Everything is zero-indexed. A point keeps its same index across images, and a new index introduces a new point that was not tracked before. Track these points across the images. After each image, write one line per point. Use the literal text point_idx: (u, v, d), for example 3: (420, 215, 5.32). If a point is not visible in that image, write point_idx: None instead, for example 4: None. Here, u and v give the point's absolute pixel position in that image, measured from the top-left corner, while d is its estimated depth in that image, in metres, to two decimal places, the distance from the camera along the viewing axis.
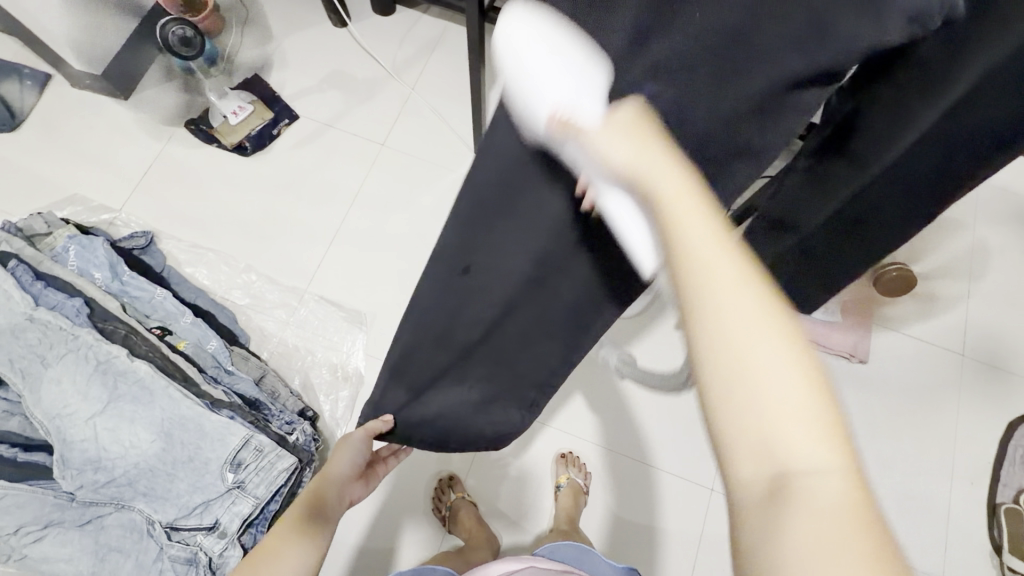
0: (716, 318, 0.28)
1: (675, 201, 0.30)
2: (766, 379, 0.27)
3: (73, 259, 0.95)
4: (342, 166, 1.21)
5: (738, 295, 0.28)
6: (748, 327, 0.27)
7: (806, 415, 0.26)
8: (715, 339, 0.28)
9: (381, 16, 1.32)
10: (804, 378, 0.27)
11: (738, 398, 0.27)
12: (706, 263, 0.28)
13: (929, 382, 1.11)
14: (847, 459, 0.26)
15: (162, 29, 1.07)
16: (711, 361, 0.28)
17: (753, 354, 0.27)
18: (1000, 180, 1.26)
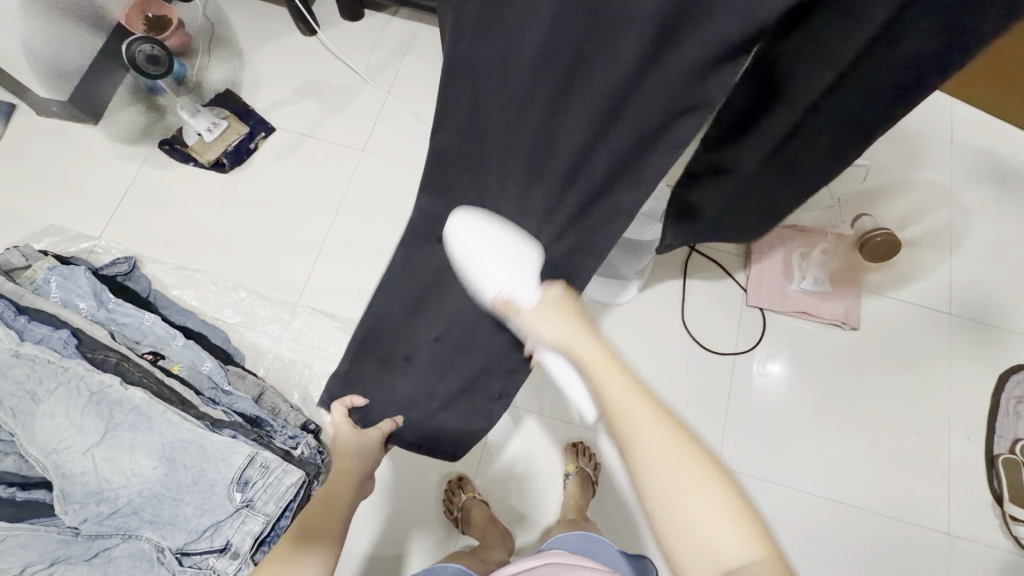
0: (652, 460, 0.42)
1: (602, 365, 0.47)
2: (690, 495, 0.41)
3: (56, 291, 0.93)
4: (324, 176, 1.20)
5: (659, 442, 0.42)
6: (665, 447, 0.42)
7: (718, 509, 0.41)
8: (647, 482, 0.42)
9: (351, 22, 1.31)
10: (708, 477, 0.42)
11: (667, 481, 0.41)
12: (631, 419, 0.43)
13: (920, 343, 1.13)
14: (754, 538, 0.40)
15: (129, 47, 1.04)
16: (658, 495, 0.42)
17: (677, 480, 0.41)
18: (973, 140, 1.28)
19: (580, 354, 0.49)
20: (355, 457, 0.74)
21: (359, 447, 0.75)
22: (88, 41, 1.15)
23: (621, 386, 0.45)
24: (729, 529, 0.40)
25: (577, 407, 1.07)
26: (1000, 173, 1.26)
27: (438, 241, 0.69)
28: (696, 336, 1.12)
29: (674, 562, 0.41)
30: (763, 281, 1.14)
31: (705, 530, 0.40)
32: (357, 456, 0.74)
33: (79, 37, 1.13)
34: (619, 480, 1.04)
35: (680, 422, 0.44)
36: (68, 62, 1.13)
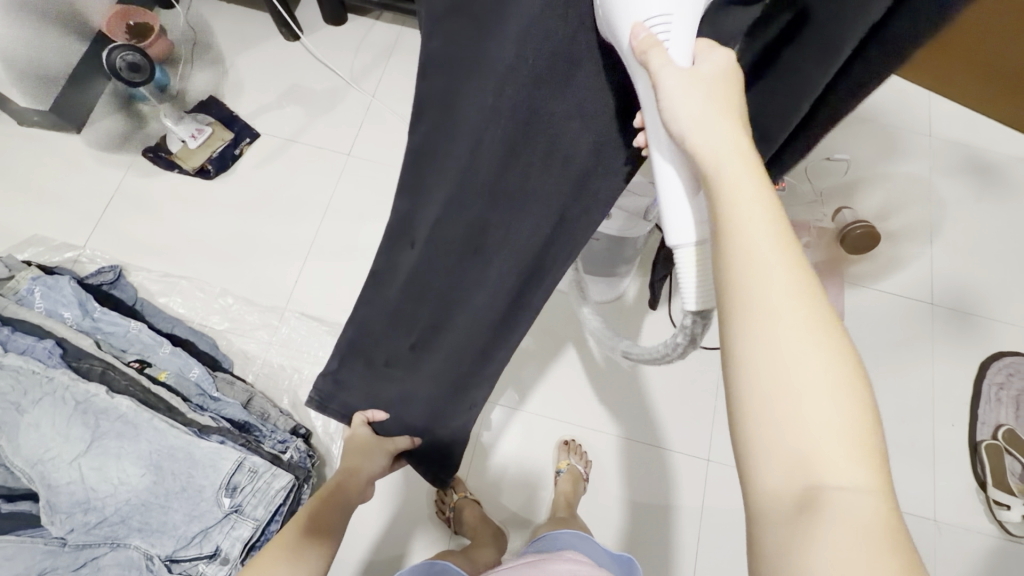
0: (785, 327, 0.29)
1: (728, 165, 0.31)
2: (804, 381, 0.28)
3: (39, 301, 0.93)
4: (311, 180, 1.20)
5: (780, 292, 0.29)
6: (802, 323, 0.29)
7: (843, 423, 0.28)
8: (757, 365, 0.29)
9: (334, 26, 1.31)
10: (841, 376, 0.28)
11: (779, 381, 0.28)
12: (743, 240, 0.30)
13: (903, 333, 1.15)
14: (880, 480, 0.28)
15: (108, 55, 1.04)
16: (753, 375, 0.29)
17: (790, 359, 0.28)
18: (951, 133, 1.31)
19: (706, 144, 0.32)
20: (361, 462, 0.79)
21: (370, 454, 0.78)
22: (73, 49, 1.14)
23: (744, 174, 0.31)
24: (850, 456, 0.27)
25: (567, 405, 1.08)
26: (978, 165, 1.28)
27: (383, 278, 0.63)
28: None
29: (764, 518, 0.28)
30: None
31: (813, 442, 0.27)
32: (364, 461, 0.78)
33: (66, 44, 1.12)
34: (610, 476, 1.05)
35: (826, 303, 0.30)
36: (55, 69, 1.12)
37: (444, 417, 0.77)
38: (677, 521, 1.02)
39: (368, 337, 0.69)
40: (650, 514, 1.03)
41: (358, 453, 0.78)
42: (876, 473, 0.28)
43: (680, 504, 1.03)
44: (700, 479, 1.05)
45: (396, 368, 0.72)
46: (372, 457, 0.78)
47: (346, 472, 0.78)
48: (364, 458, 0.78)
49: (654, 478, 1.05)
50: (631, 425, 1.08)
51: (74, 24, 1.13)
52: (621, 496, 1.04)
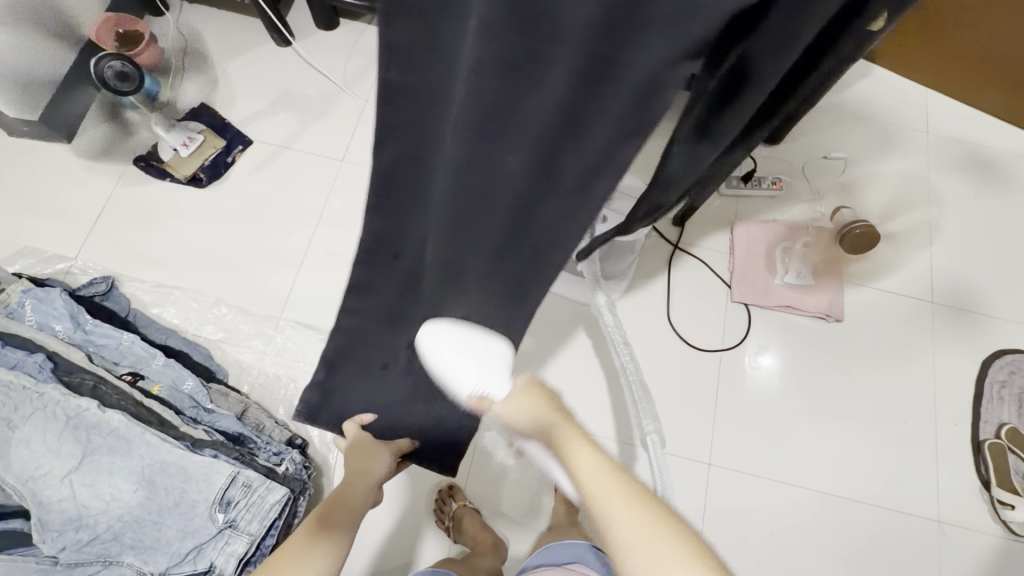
0: (604, 506, 0.48)
1: (580, 454, 0.52)
2: (629, 523, 0.46)
3: (30, 314, 0.92)
4: (304, 187, 1.19)
5: (608, 487, 0.48)
6: (620, 499, 0.47)
7: (660, 539, 0.45)
8: (616, 536, 0.46)
9: (326, 31, 1.30)
10: (641, 509, 0.47)
11: (623, 526, 0.46)
12: (576, 471, 0.51)
13: (904, 332, 1.14)
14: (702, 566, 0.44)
15: (97, 64, 1.03)
16: (614, 534, 0.46)
17: (629, 528, 0.46)
18: (948, 130, 1.30)
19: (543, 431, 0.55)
20: (367, 466, 0.78)
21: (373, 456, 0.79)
22: (65, 59, 1.13)
23: (594, 465, 0.50)
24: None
25: None
26: (976, 161, 1.28)
27: (394, 255, 0.65)
28: (682, 334, 1.12)
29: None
30: (746, 276, 1.14)
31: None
32: (370, 464, 0.78)
33: (58, 55, 1.12)
34: None
35: (635, 481, 0.50)
36: (48, 80, 1.11)
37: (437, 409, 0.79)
38: None
39: (359, 323, 0.77)
40: None
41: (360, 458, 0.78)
42: (709, 569, 0.44)
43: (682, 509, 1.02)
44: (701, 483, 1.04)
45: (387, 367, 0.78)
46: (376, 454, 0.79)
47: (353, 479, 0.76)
48: (369, 462, 0.78)
49: None
50: (631, 430, 1.07)
51: (65, 34, 1.12)
52: None
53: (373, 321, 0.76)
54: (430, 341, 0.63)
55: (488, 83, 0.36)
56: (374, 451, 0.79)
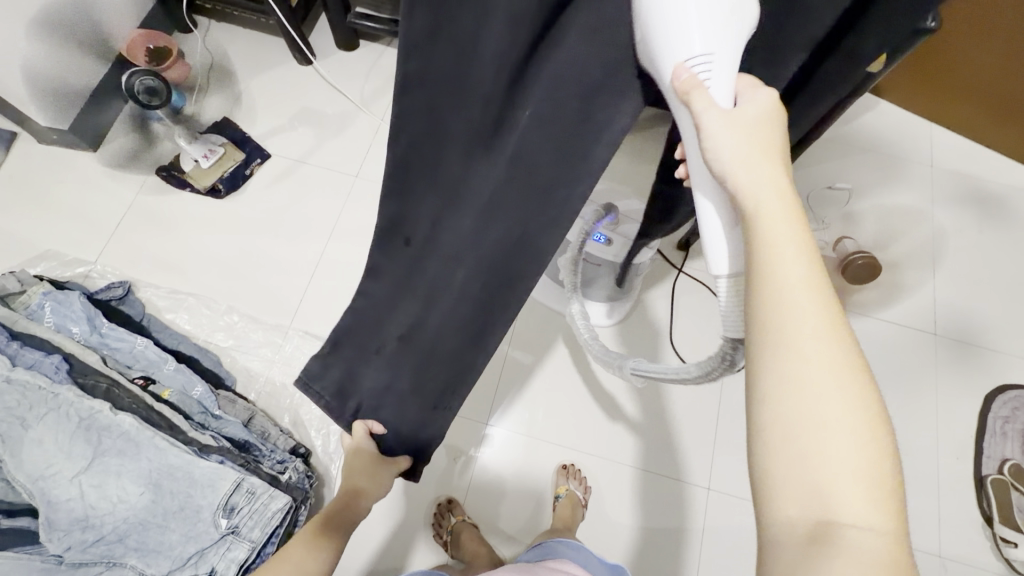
0: (805, 355, 0.32)
1: (780, 245, 0.33)
2: (827, 435, 0.31)
3: (49, 315, 0.95)
4: (318, 200, 1.22)
5: (818, 355, 0.32)
6: (838, 381, 0.32)
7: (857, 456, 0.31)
8: (779, 414, 0.32)
9: (346, 52, 1.35)
10: (860, 435, 0.31)
11: (808, 401, 0.31)
12: (783, 289, 0.32)
13: (906, 363, 1.15)
14: (894, 522, 0.30)
15: (129, 78, 1.08)
16: (781, 423, 0.32)
17: (817, 423, 0.31)
18: (952, 164, 1.32)
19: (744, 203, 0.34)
20: (368, 478, 0.81)
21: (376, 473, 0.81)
22: (96, 70, 1.18)
23: (804, 267, 0.33)
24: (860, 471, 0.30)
25: (568, 428, 1.08)
26: (979, 196, 1.29)
27: (406, 239, 0.59)
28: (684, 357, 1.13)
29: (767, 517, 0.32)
30: None
31: (831, 480, 0.30)
32: (369, 478, 0.82)
33: (90, 65, 1.16)
34: (610, 501, 1.04)
35: (853, 337, 0.33)
36: (78, 86, 1.15)
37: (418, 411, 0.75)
38: (677, 548, 1.02)
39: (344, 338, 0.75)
40: (650, 541, 1.02)
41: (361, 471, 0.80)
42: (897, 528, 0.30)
43: (680, 531, 1.02)
44: (701, 507, 1.04)
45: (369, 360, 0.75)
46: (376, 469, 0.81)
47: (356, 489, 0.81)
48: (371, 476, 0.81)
49: (654, 504, 1.04)
50: (631, 450, 1.07)
51: (101, 47, 1.17)
52: (619, 522, 1.03)
53: (358, 330, 0.74)
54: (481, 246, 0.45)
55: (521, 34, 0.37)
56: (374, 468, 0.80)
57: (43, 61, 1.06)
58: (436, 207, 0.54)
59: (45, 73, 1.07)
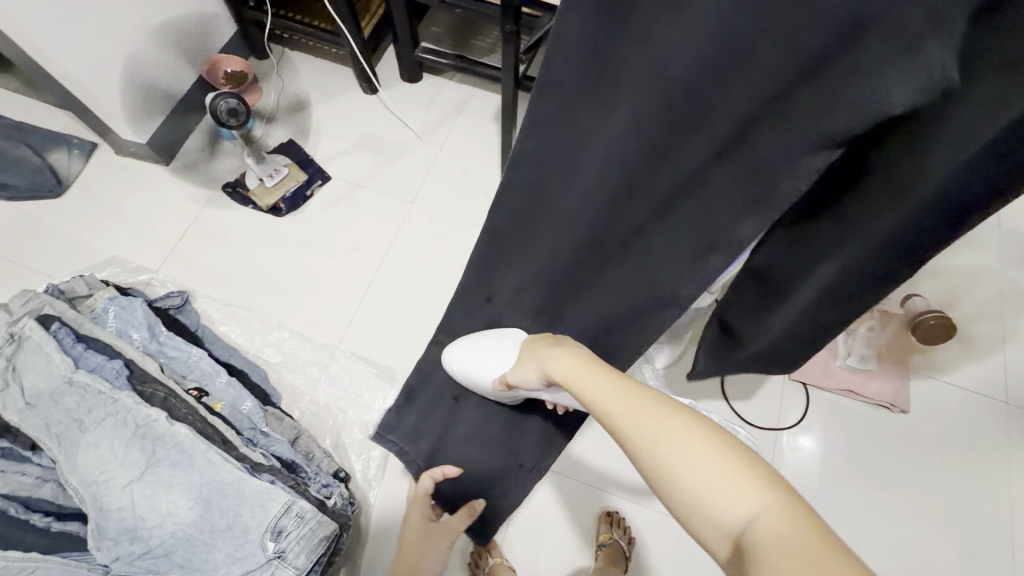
0: (622, 419, 0.47)
1: (597, 388, 0.52)
2: (679, 464, 0.42)
3: (112, 320, 0.97)
4: (373, 224, 1.24)
5: (646, 418, 0.46)
6: (654, 419, 0.45)
7: (712, 464, 0.40)
8: (648, 461, 0.44)
9: (409, 83, 1.39)
10: (698, 444, 0.42)
11: (640, 436, 0.45)
12: (600, 399, 0.51)
13: (976, 431, 1.08)
14: (770, 494, 0.38)
15: (214, 99, 1.13)
16: (656, 479, 0.43)
17: (673, 457, 0.42)
18: (1022, 226, 1.27)
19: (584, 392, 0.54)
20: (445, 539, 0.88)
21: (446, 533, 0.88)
22: (188, 74, 1.25)
23: (599, 379, 0.53)
24: (732, 490, 0.39)
25: (612, 473, 1.04)
26: None
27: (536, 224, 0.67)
28: (736, 407, 1.10)
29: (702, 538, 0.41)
30: (806, 353, 1.12)
31: (705, 490, 0.40)
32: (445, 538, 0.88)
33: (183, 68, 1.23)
34: (655, 555, 0.99)
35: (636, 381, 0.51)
36: (169, 87, 1.22)
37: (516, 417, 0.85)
38: None
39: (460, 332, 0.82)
40: None
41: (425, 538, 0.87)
42: (770, 495, 0.38)
43: None
44: None
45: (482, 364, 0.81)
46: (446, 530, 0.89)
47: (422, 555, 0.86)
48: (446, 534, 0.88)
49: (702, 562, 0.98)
50: None
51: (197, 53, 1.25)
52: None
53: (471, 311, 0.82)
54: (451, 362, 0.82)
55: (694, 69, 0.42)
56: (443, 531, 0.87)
57: (145, 56, 1.13)
58: (563, 193, 0.60)
59: (145, 68, 1.14)
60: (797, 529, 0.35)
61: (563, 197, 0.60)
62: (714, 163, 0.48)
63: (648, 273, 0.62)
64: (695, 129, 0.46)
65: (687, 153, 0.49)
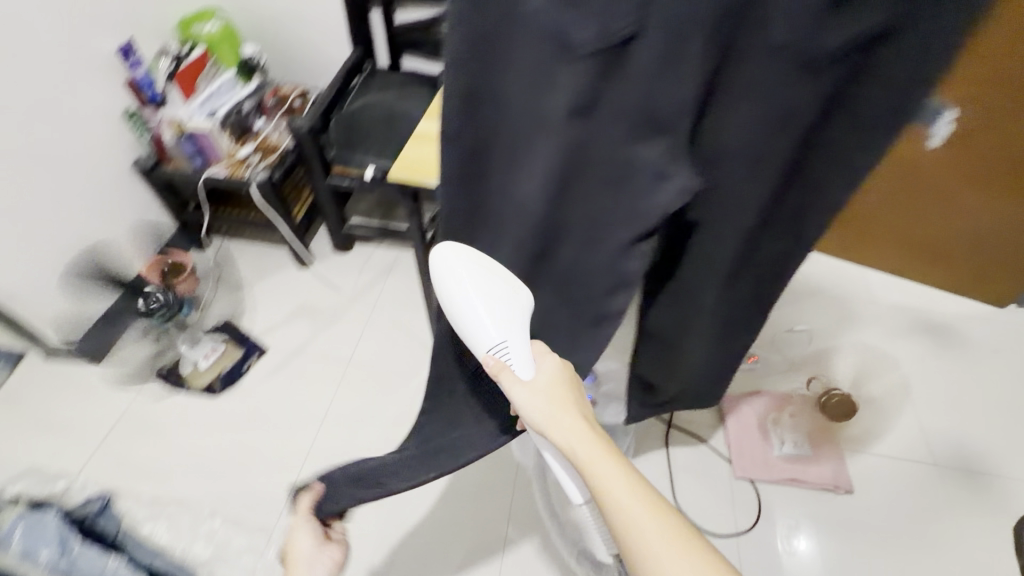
0: (603, 487, 0.49)
1: (567, 428, 0.51)
2: (642, 535, 0.47)
3: (15, 541, 0.82)
4: (311, 388, 1.26)
5: (617, 481, 0.49)
6: (626, 485, 0.49)
7: (670, 539, 0.47)
8: (614, 521, 0.48)
9: (341, 250, 1.52)
10: (660, 517, 0.48)
11: (613, 499, 0.48)
12: (580, 455, 0.50)
13: (920, 501, 1.12)
14: (716, 562, 0.47)
15: (144, 296, 1.17)
16: (620, 540, 0.48)
17: (636, 527, 0.47)
18: (895, 302, 1.45)
19: (546, 422, 0.52)
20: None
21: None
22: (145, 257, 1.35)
23: (580, 435, 0.51)
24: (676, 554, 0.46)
25: None
26: (929, 329, 1.40)
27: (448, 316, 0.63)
28: (691, 517, 1.09)
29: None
30: (738, 448, 1.16)
31: (661, 562, 0.46)
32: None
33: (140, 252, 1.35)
34: None
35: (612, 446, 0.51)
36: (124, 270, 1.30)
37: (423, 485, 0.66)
38: None
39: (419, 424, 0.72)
40: None
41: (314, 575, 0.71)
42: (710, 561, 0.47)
43: None
44: None
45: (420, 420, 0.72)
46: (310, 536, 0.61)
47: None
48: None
49: None
50: None
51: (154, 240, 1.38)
52: None
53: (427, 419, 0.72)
54: (439, 263, 0.53)
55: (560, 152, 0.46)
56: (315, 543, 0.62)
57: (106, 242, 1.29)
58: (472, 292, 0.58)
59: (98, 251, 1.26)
60: None
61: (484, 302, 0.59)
62: (600, 224, 0.51)
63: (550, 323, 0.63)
64: (578, 202, 0.51)
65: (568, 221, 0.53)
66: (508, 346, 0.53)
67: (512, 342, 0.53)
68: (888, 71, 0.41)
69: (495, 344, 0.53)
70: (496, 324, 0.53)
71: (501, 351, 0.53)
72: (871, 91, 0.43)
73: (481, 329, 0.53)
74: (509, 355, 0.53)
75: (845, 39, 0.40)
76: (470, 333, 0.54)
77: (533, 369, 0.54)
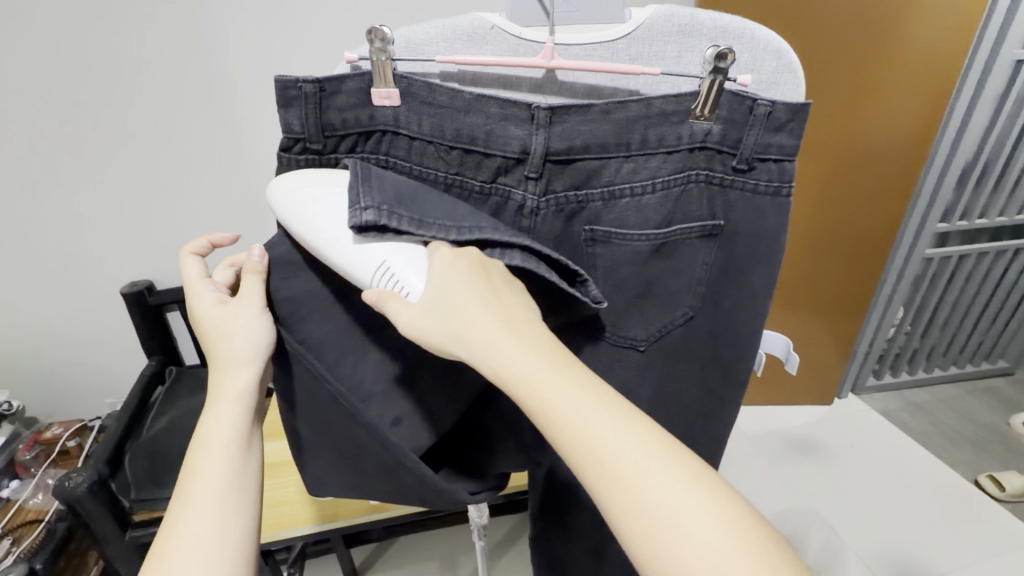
0: (530, 380, 0.35)
1: (474, 292, 0.36)
2: (597, 444, 0.33)
3: None
4: None
5: (549, 379, 0.35)
6: (558, 382, 0.35)
7: (635, 446, 0.33)
8: (557, 427, 0.34)
9: None
10: (616, 420, 0.34)
11: (542, 398, 0.34)
12: (487, 343, 0.36)
13: None
14: (704, 481, 0.33)
15: None
16: (578, 465, 0.34)
17: (585, 433, 0.33)
18: (762, 429, 1.54)
19: (455, 334, 0.36)
20: (223, 502, 0.43)
21: (228, 488, 0.43)
22: None
23: (485, 296, 0.37)
24: (669, 483, 0.32)
25: None
26: (801, 442, 1.50)
27: (325, 489, 0.53)
28: None
29: (616, 524, 0.33)
30: None
31: (629, 479, 0.32)
32: (220, 506, 0.42)
33: None
34: None
35: (522, 304, 0.38)
36: None
37: (410, 476, 0.49)
38: None
39: (392, 474, 0.50)
40: None
41: (234, 329, 0.45)
42: (694, 483, 0.33)
43: None
44: None
45: (399, 469, 0.49)
46: (246, 424, 0.46)
47: (210, 336, 0.46)
48: (233, 489, 0.43)
49: None
50: None
51: None
52: None
53: (376, 487, 0.52)
54: (282, 191, 0.40)
55: (346, 329, 0.48)
56: (257, 422, 0.48)
57: None
58: (321, 461, 0.52)
59: None
60: (722, 530, 0.31)
61: (336, 472, 0.52)
62: (410, 400, 0.49)
63: (415, 499, 0.51)
64: (386, 385, 0.49)
65: (380, 408, 0.48)
66: (393, 268, 0.37)
67: (395, 259, 0.37)
68: (715, 329, 0.48)
69: (379, 269, 0.37)
70: (380, 242, 0.38)
71: (385, 275, 0.37)
72: (688, 353, 0.49)
73: (354, 253, 0.38)
74: (401, 282, 0.37)
75: (662, 322, 0.46)
76: (325, 249, 0.38)
77: (424, 278, 0.37)
